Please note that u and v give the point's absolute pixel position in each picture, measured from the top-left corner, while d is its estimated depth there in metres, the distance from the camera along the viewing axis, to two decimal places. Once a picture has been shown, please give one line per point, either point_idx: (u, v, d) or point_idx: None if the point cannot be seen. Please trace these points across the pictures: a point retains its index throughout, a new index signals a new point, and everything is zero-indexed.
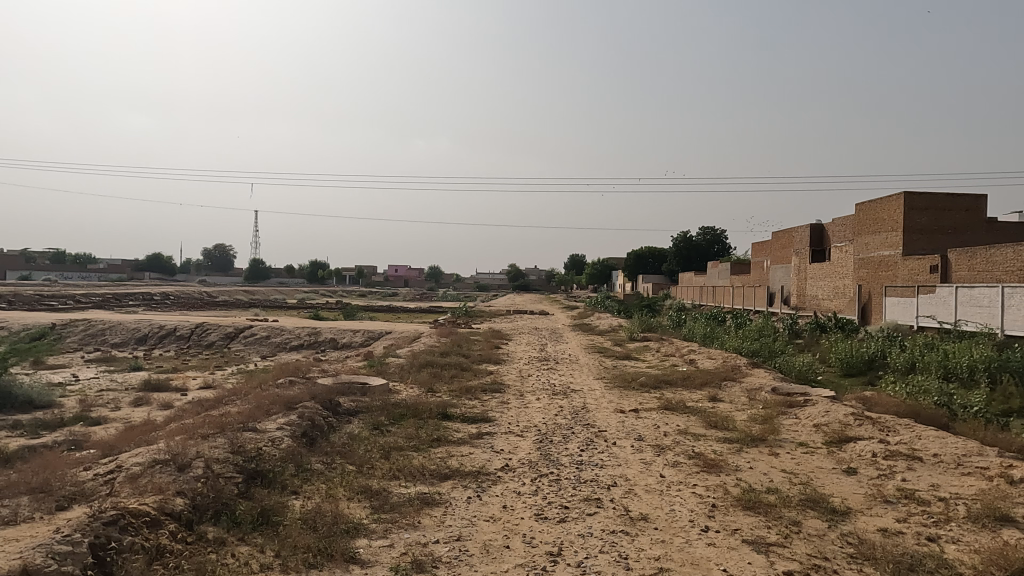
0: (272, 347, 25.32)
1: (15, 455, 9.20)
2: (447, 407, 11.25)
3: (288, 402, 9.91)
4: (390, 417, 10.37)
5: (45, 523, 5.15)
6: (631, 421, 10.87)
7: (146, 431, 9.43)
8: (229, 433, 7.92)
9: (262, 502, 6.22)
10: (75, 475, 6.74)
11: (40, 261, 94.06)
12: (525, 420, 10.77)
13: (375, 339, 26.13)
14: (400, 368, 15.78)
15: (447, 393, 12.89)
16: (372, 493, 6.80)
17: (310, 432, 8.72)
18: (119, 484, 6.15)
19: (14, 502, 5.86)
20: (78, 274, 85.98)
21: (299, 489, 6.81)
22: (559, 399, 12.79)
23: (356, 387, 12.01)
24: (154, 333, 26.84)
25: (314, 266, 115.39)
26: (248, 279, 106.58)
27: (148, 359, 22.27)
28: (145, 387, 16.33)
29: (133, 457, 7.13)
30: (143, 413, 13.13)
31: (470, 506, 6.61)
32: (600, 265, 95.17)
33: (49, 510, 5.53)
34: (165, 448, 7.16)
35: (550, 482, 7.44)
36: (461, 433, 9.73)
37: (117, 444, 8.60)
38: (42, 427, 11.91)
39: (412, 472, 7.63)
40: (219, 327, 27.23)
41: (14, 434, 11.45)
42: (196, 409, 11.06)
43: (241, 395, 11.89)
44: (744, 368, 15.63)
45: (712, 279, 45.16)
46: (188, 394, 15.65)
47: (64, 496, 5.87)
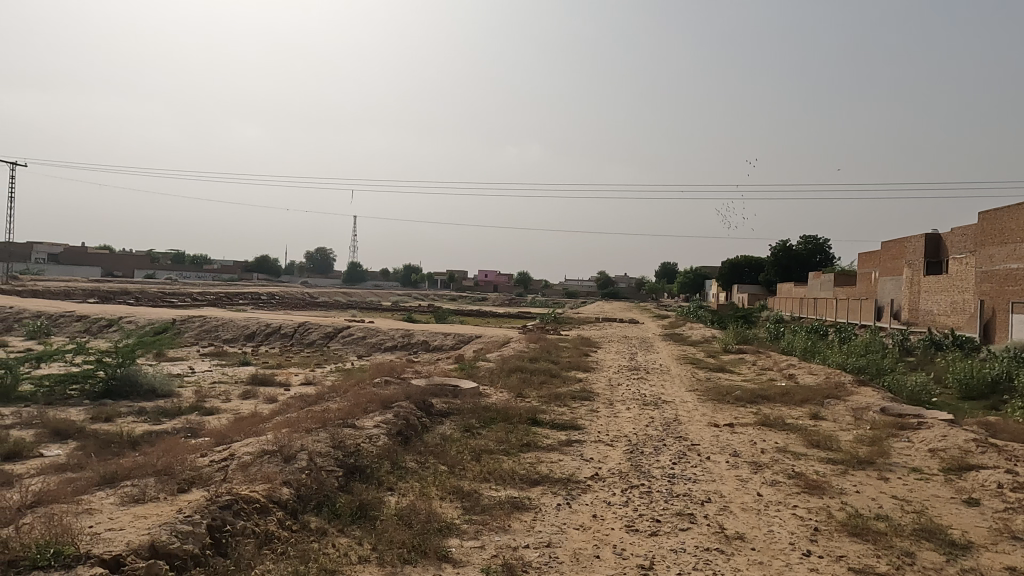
0: (367, 347, 26.29)
1: (142, 439, 10.05)
2: (536, 412, 11.28)
3: (384, 401, 10.25)
4: (481, 419, 10.52)
5: (169, 504, 5.58)
6: (726, 436, 10.49)
7: (254, 423, 9.99)
8: (330, 428, 8.29)
9: (359, 496, 6.46)
10: (193, 460, 7.25)
11: (162, 262, 101.04)
12: (615, 430, 10.64)
13: (465, 343, 26.56)
14: (490, 372, 15.97)
15: (537, 399, 12.94)
16: (463, 494, 6.92)
17: (404, 431, 9.00)
18: (231, 472, 6.56)
19: (141, 483, 6.37)
20: (194, 274, 92.82)
21: (394, 486, 7.03)
22: (650, 410, 12.51)
23: (448, 389, 12.26)
24: (261, 331, 28.48)
25: (406, 269, 118.98)
26: (346, 280, 111.73)
27: (256, 355, 23.67)
28: (252, 381, 17.42)
29: (244, 446, 7.59)
30: (250, 406, 13.98)
31: (560, 514, 6.59)
32: (693, 274, 92.52)
33: (171, 491, 5.99)
34: (273, 439, 7.58)
35: (641, 495, 7.29)
36: (551, 440, 9.74)
37: (229, 434, 9.18)
38: (163, 414, 12.94)
39: (502, 475, 7.71)
40: (320, 326, 28.55)
41: (138, 420, 12.51)
42: (299, 404, 11.67)
43: (340, 393, 12.41)
44: (849, 385, 14.74)
45: (813, 290, 42.96)
46: (290, 390, 16.48)
47: (185, 479, 6.34)
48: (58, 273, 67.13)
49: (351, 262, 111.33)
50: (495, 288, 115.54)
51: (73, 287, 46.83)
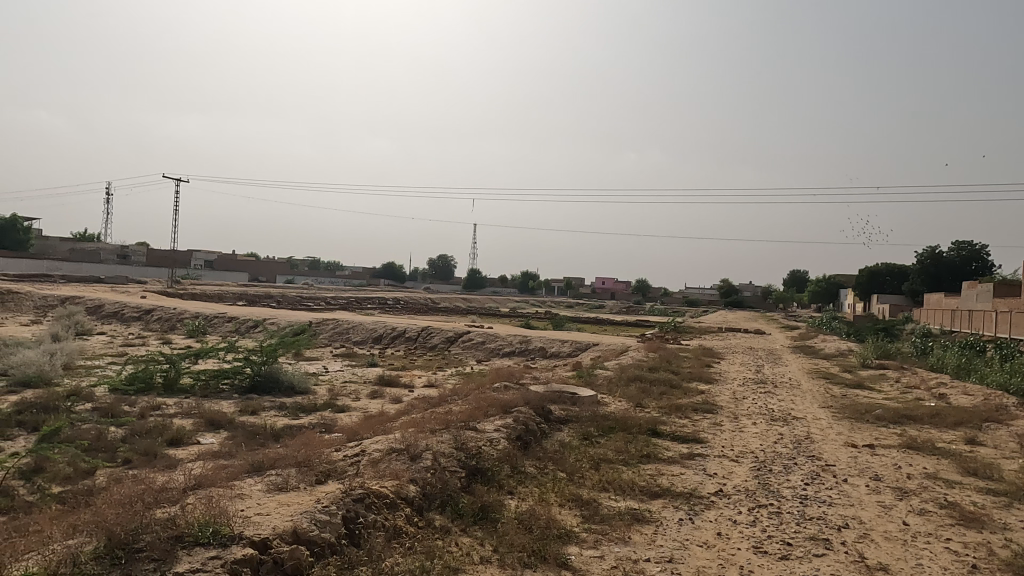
0: (486, 352, 26.87)
1: (283, 432, 10.89)
2: (656, 423, 11.02)
3: (504, 406, 10.43)
4: (599, 428, 10.44)
5: (308, 494, 6.00)
6: (866, 458, 9.72)
7: (383, 422, 10.51)
8: (453, 430, 8.56)
9: (481, 498, 6.62)
10: (329, 454, 7.75)
11: (300, 268, 108.91)
12: (741, 445, 10.17)
13: (582, 350, 26.46)
14: (608, 380, 15.79)
15: (657, 410, 12.65)
16: (583, 502, 6.90)
17: (524, 435, 9.11)
18: (363, 467, 6.94)
19: (284, 472, 6.90)
20: (328, 279, 99.16)
21: (514, 490, 7.15)
22: (779, 426, 11.86)
23: (566, 396, 12.28)
24: (387, 334, 29.90)
25: (523, 276, 120.39)
26: (466, 287, 114.55)
27: (383, 357, 24.88)
28: (379, 381, 18.35)
29: (374, 444, 8.01)
30: (377, 405, 14.73)
31: (682, 529, 6.40)
32: (827, 283, 86.56)
33: (311, 482, 6.45)
34: (400, 438, 7.94)
35: (770, 515, 6.92)
36: (672, 452, 9.49)
37: (360, 431, 9.73)
38: (301, 409, 13.94)
39: (622, 486, 7.60)
40: (442, 331, 29.54)
41: (280, 414, 13.57)
42: (424, 405, 12.16)
43: (461, 396, 12.79)
44: (1013, 409, 13.18)
45: (969, 302, 38.83)
46: (414, 392, 17.18)
47: (322, 472, 6.81)
48: (213, 279, 74.09)
49: (470, 269, 114.36)
50: (612, 296, 114.24)
51: (225, 291, 51.58)
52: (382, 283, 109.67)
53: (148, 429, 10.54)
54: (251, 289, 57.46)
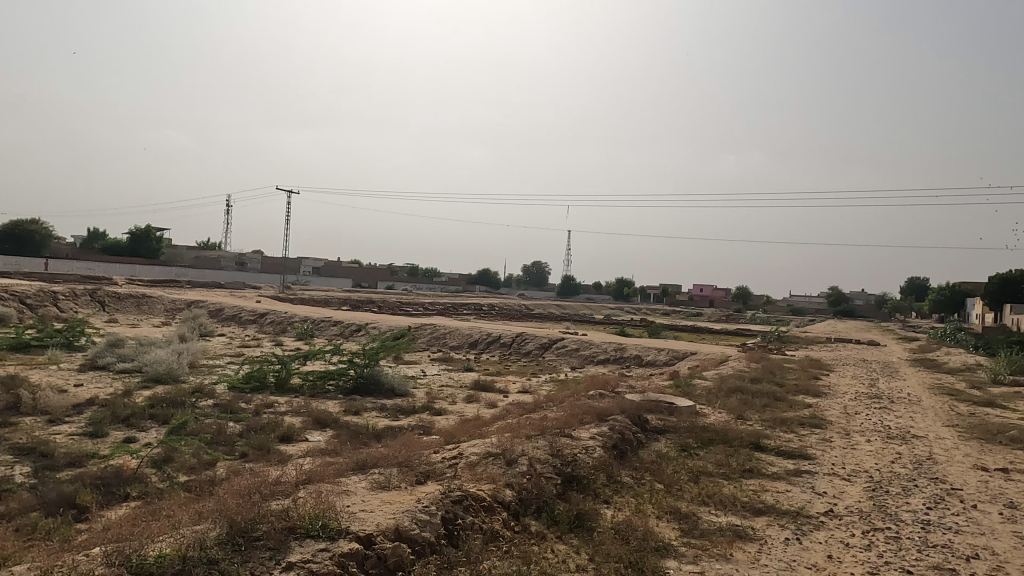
0: (580, 359, 26.72)
1: (385, 433, 11.30)
2: (760, 437, 10.56)
3: (600, 414, 10.33)
4: (698, 440, 10.13)
5: (409, 493, 6.19)
6: (999, 483, 8.88)
7: (479, 426, 10.68)
8: (549, 436, 8.57)
9: (577, 506, 6.59)
10: (428, 456, 7.97)
11: (400, 274, 112.75)
12: (853, 464, 9.57)
13: (680, 359, 25.78)
14: (708, 391, 15.28)
15: (760, 423, 12.12)
16: (681, 515, 6.73)
17: (619, 444, 8.99)
18: (460, 469, 7.08)
19: (386, 471, 7.16)
20: (426, 285, 102.09)
21: (610, 500, 7.08)
22: (896, 445, 11.05)
23: (663, 406, 12.00)
24: (483, 339, 30.36)
25: (618, 283, 118.89)
26: (560, 294, 114.66)
27: (478, 362, 25.29)
28: (475, 386, 18.66)
29: (472, 447, 8.15)
30: (473, 410, 14.98)
31: (789, 549, 6.10)
32: (951, 291, 79.77)
33: (411, 482, 6.66)
34: (496, 443, 8.04)
35: (887, 539, 6.47)
36: (776, 467, 9.06)
37: (457, 434, 9.94)
38: (401, 411, 14.40)
39: (723, 501, 7.34)
40: (536, 337, 29.66)
41: (381, 415, 14.10)
42: (519, 410, 12.25)
43: (556, 402, 12.76)
44: None
45: None
46: (508, 397, 17.34)
47: (421, 472, 7.02)
48: (320, 284, 78.15)
49: (564, 275, 114.23)
50: (711, 304, 110.62)
51: (331, 295, 54.21)
52: (477, 289, 111.67)
53: (262, 425, 11.24)
54: (354, 294, 60.08)
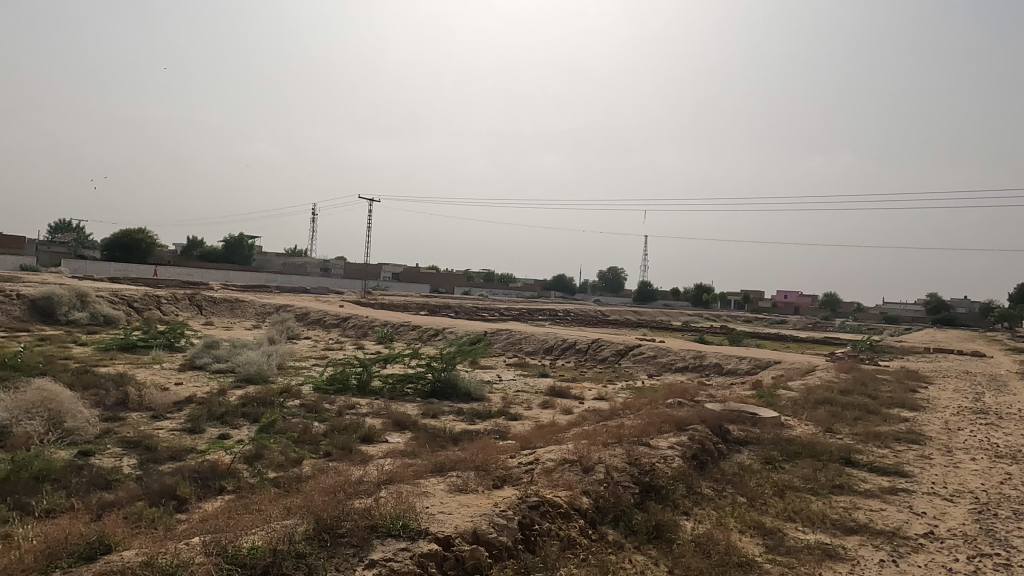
0: (658, 367, 26.20)
1: (462, 436, 11.46)
2: (851, 452, 10.02)
3: (679, 423, 10.09)
4: (784, 453, 9.73)
5: (486, 497, 6.26)
6: None
7: (555, 432, 10.66)
8: (626, 444, 8.45)
9: (656, 516, 6.47)
10: (504, 460, 8.01)
11: (476, 280, 114.19)
12: (956, 483, 8.93)
13: (763, 368, 24.85)
14: (793, 402, 14.65)
15: (851, 437, 11.51)
16: (766, 531, 6.48)
17: (699, 455, 8.75)
18: (537, 475, 7.09)
19: (464, 474, 7.25)
20: (502, 291, 103.01)
21: (690, 511, 6.91)
22: (1005, 464, 10.23)
23: (745, 416, 11.60)
24: (558, 345, 30.30)
25: (697, 289, 116.06)
26: (636, 300, 113.01)
27: (553, 368, 25.26)
28: (550, 392, 18.63)
29: (548, 453, 8.14)
30: (548, 416, 14.97)
31: (884, 572, 5.75)
32: None
33: (488, 486, 6.72)
34: (573, 450, 7.99)
35: (996, 566, 5.99)
36: (870, 485, 8.57)
37: (533, 440, 9.95)
38: (477, 415, 14.56)
39: (810, 517, 7.01)
40: (612, 344, 29.33)
41: (458, 418, 14.31)
42: (595, 418, 12.14)
43: (633, 410, 12.57)
44: None
45: None
46: (584, 403, 17.23)
47: (498, 477, 7.07)
48: (400, 290, 80.23)
49: (640, 280, 112.51)
50: (796, 311, 106.11)
51: (410, 301, 55.55)
52: (553, 295, 111.68)
53: (345, 426, 11.64)
54: (432, 299, 61.33)
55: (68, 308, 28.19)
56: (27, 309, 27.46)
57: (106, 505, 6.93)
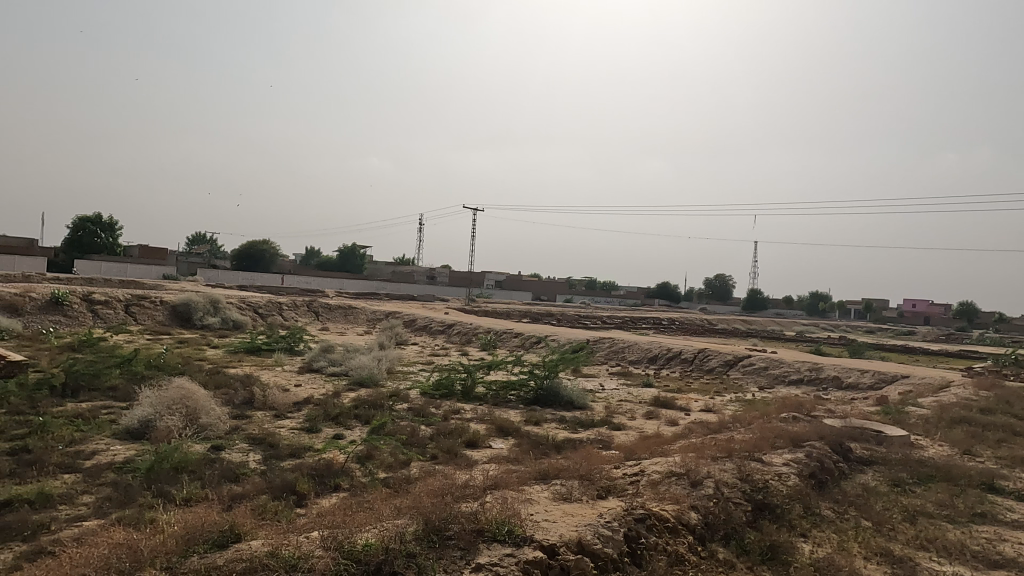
0: (769, 379, 24.96)
1: (564, 444, 11.43)
2: (994, 478, 9.09)
3: (794, 439, 9.57)
4: (914, 475, 8.98)
5: (591, 507, 6.20)
6: None
7: (660, 444, 10.40)
8: (737, 459, 8.11)
9: (770, 536, 6.16)
10: (609, 471, 7.91)
11: (578, 288, 113.69)
12: None
13: (888, 383, 23.07)
14: (925, 420, 13.50)
15: (993, 460, 10.44)
16: (895, 559, 6.01)
17: (818, 473, 8.24)
18: (642, 487, 6.95)
19: (568, 483, 7.23)
20: (604, 299, 102.03)
21: (808, 534, 6.52)
22: None
23: (869, 434, 10.81)
24: (662, 354, 29.59)
25: (812, 297, 109.79)
26: (746, 309, 108.41)
27: (657, 378, 24.67)
28: (655, 402, 18.22)
29: (654, 465, 7.95)
30: (653, 427, 14.64)
31: None
32: None
33: (593, 496, 6.66)
34: (680, 462, 7.76)
35: None
36: (1017, 515, 7.74)
37: (637, 451, 9.75)
38: (579, 424, 14.47)
39: (947, 547, 6.43)
40: (720, 354, 28.27)
41: (560, 426, 14.30)
42: (703, 430, 11.73)
43: (744, 424, 12.05)
44: None
45: None
46: (690, 415, 16.71)
47: (603, 487, 6.99)
48: (503, 298, 81.36)
49: (750, 288, 107.98)
50: (926, 321, 97.90)
51: (513, 308, 56.19)
52: (657, 303, 109.39)
53: (451, 430, 11.92)
54: (535, 307, 61.65)
55: (203, 313, 30.75)
56: (169, 314, 30.30)
57: (236, 497, 7.48)
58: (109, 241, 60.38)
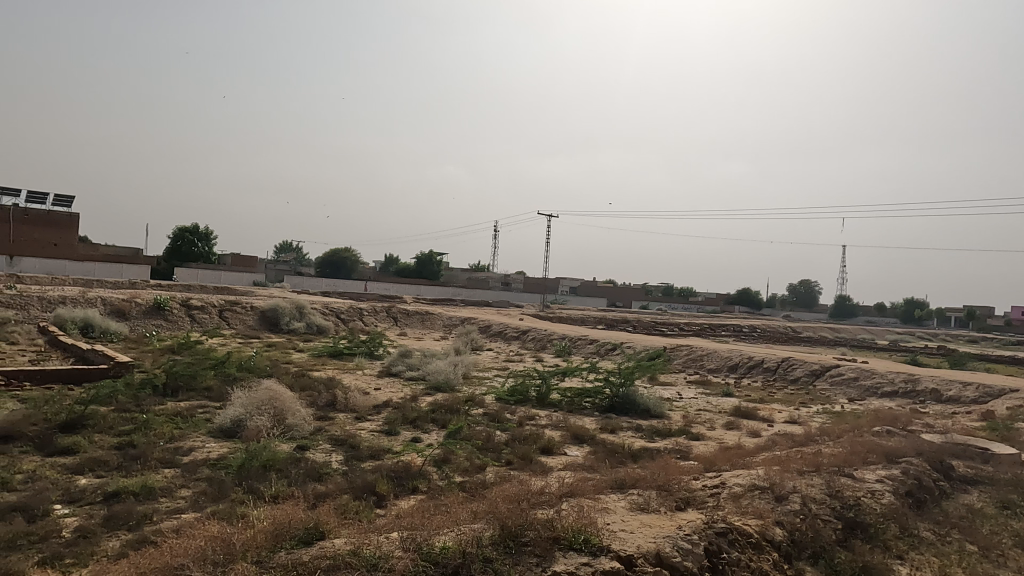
0: (860, 391, 23.67)
1: (641, 454, 11.23)
2: None
3: (889, 454, 9.03)
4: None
5: (670, 518, 6.07)
6: None
7: (742, 456, 10.05)
8: (826, 474, 7.73)
9: (862, 557, 5.84)
10: (688, 482, 7.71)
11: (655, 294, 111.73)
12: None
13: (995, 397, 21.41)
14: None
15: None
16: None
17: (916, 492, 7.74)
18: (723, 500, 6.73)
19: (645, 493, 7.09)
20: (681, 305, 99.76)
21: (905, 556, 6.14)
22: None
23: (973, 451, 10.05)
24: (744, 363, 28.61)
25: (907, 305, 103.58)
26: (833, 316, 103.44)
27: (738, 387, 23.87)
28: (736, 412, 17.63)
29: (736, 477, 7.69)
30: (733, 437, 14.18)
31: None
32: None
33: (671, 507, 6.51)
34: (764, 475, 7.46)
35: None
36: None
37: (718, 462, 9.46)
38: (656, 433, 14.19)
39: None
40: (806, 364, 27.06)
41: (636, 435, 14.06)
42: (787, 442, 11.26)
43: (832, 437, 11.48)
44: None
45: None
46: (773, 427, 16.08)
47: (681, 498, 6.82)
48: (577, 304, 80.98)
49: (838, 295, 103.06)
50: None
51: (588, 314, 55.80)
52: (737, 310, 106.04)
53: (526, 436, 11.95)
54: (610, 314, 61.01)
55: (289, 318, 32.16)
56: (258, 319, 31.87)
57: (320, 495, 7.76)
58: (206, 250, 64.15)
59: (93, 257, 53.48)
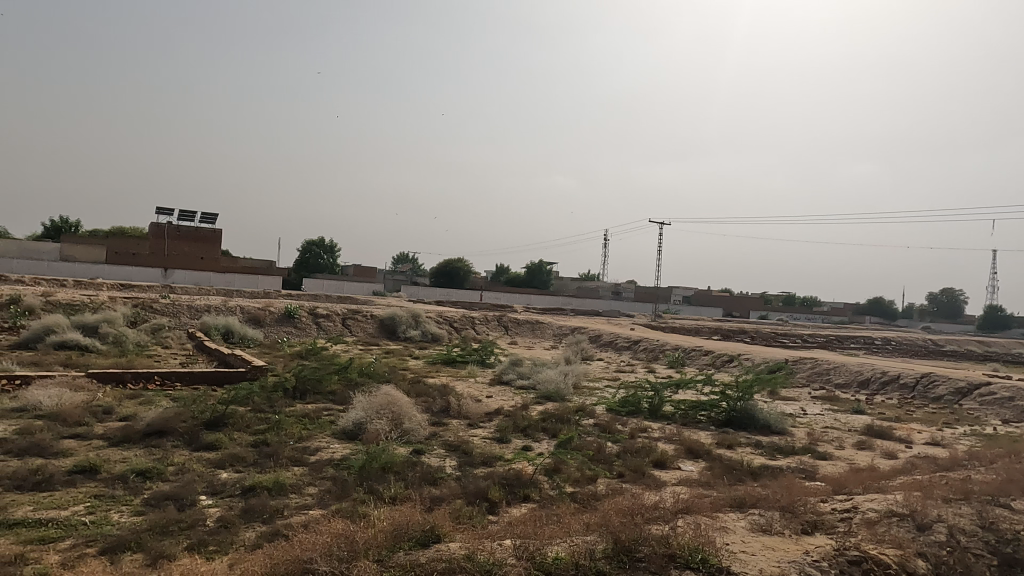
0: (1017, 412, 21.20)
1: (761, 472, 10.67)
2: None
3: None
4: None
5: (796, 542, 5.71)
6: None
7: (876, 479, 9.29)
8: (977, 503, 6.97)
9: None
10: (814, 504, 7.23)
11: (776, 304, 106.20)
12: None
13: None
14: None
15: None
16: None
17: None
18: (856, 525, 6.25)
19: (767, 514, 6.72)
20: (805, 316, 94.18)
21: None
22: None
23: None
24: (877, 378, 26.49)
25: None
26: (982, 327, 93.73)
27: (870, 404, 22.13)
28: (868, 432, 16.35)
29: (869, 502, 7.12)
30: (865, 459, 13.15)
31: None
32: None
33: (797, 530, 6.13)
34: (902, 501, 6.86)
35: None
36: None
37: (848, 484, 8.79)
38: (778, 451, 13.43)
39: None
40: (950, 380, 24.64)
41: (756, 452, 13.38)
42: (929, 466, 10.28)
43: (983, 462, 10.36)
44: None
45: None
46: (912, 448, 14.75)
47: (808, 521, 6.40)
48: (691, 314, 78.57)
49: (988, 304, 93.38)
50: None
51: (703, 324, 53.94)
52: (868, 320, 98.68)
53: (638, 448, 11.70)
54: (726, 324, 58.66)
55: (406, 326, 33.48)
56: (378, 327, 33.42)
57: (435, 499, 7.99)
58: (330, 261, 68.18)
59: (233, 269, 58.36)
